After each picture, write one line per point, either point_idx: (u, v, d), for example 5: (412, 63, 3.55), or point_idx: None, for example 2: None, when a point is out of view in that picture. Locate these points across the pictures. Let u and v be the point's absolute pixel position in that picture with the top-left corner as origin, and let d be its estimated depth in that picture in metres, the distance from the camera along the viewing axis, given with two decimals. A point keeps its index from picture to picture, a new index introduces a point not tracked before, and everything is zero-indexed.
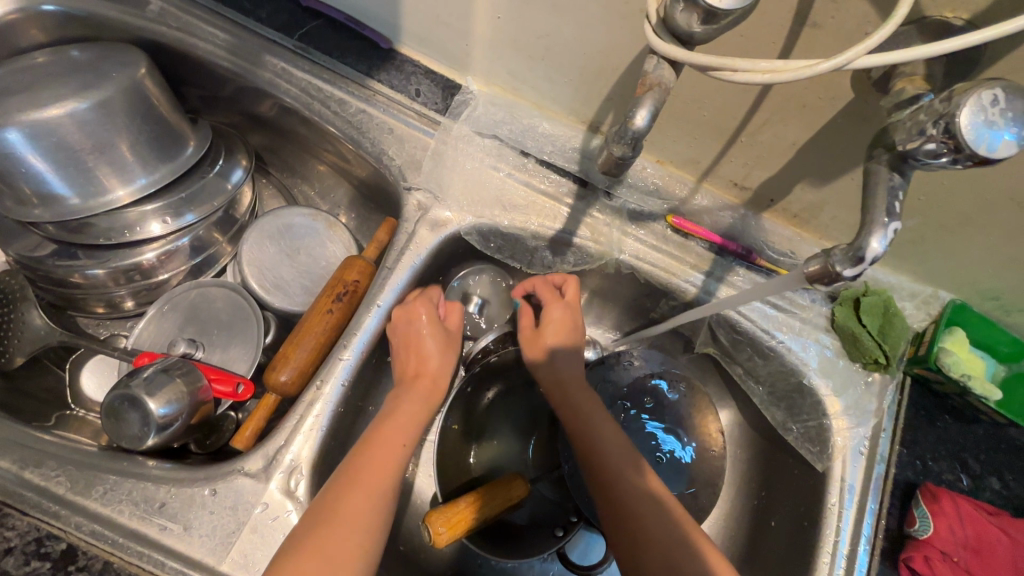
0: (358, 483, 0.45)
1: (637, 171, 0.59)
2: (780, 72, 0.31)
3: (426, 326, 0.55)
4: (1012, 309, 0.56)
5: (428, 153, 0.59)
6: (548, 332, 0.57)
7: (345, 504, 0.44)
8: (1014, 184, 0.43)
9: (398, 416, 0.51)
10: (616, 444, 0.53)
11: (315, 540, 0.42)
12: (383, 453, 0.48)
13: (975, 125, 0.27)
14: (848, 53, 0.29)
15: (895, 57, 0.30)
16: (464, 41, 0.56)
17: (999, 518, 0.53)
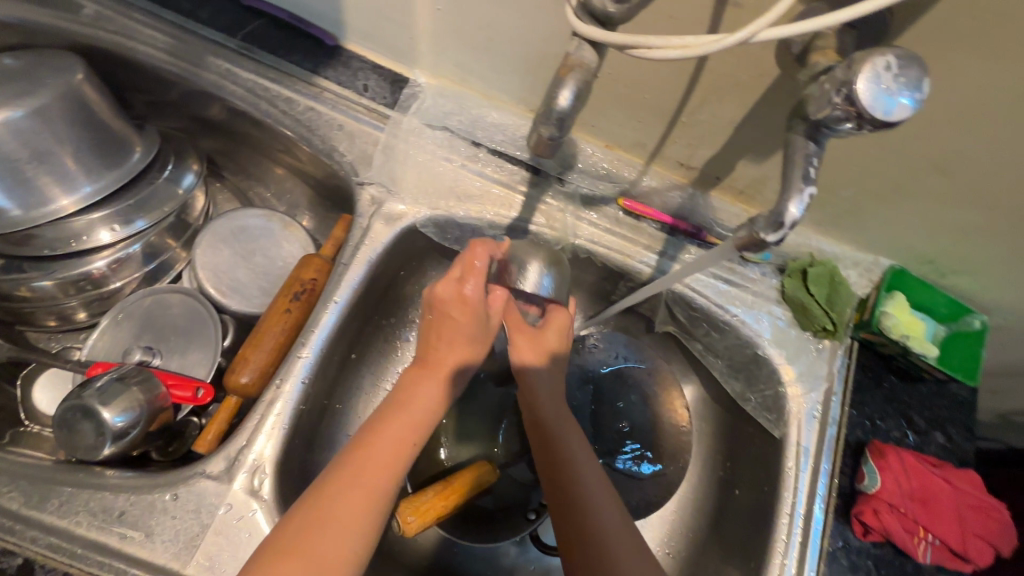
0: (354, 485, 0.42)
1: (586, 156, 0.61)
2: (694, 47, 0.32)
3: (470, 317, 0.49)
4: (946, 271, 0.59)
5: (379, 147, 0.60)
6: (550, 335, 0.54)
7: (336, 508, 0.41)
8: (935, 149, 0.45)
9: (411, 406, 0.47)
10: (587, 463, 0.50)
11: (302, 537, 0.39)
12: (387, 451, 0.44)
13: (874, 93, 0.29)
14: (751, 26, 0.31)
15: (798, 28, 0.31)
16: (408, 34, 0.56)
17: (943, 470, 0.55)
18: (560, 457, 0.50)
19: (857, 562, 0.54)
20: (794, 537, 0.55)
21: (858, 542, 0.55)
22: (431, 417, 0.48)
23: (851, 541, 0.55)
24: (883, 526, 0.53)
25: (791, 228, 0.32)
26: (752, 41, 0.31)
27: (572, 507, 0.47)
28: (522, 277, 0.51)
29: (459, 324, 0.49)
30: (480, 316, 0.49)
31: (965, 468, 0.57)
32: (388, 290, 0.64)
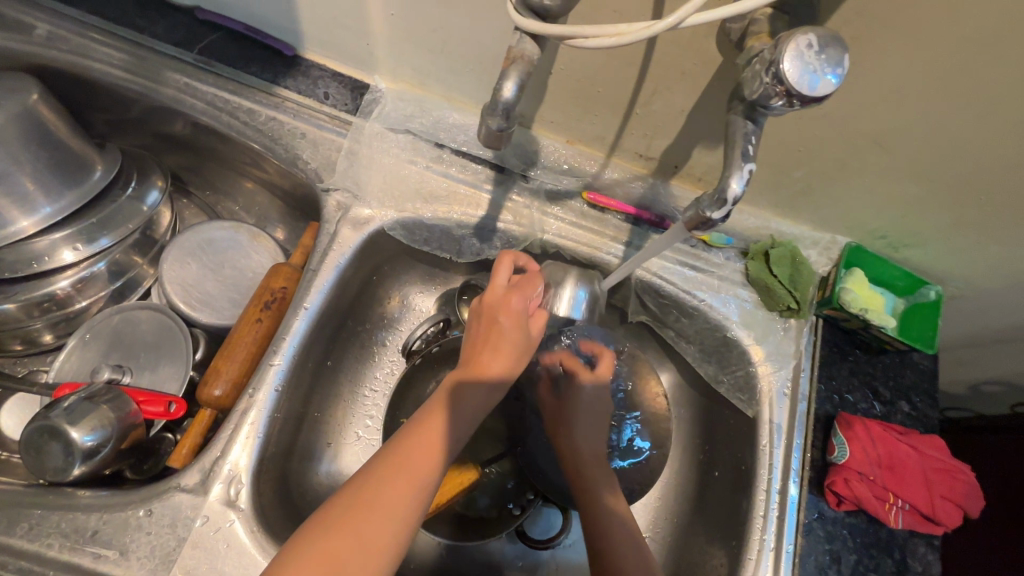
0: (399, 472, 0.43)
1: (548, 152, 0.62)
2: (627, 35, 0.33)
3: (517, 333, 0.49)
4: (899, 245, 0.61)
5: (342, 153, 0.60)
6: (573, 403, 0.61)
7: (382, 495, 0.42)
8: (876, 127, 0.47)
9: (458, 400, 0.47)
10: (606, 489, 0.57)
11: (348, 521, 0.40)
12: (431, 443, 0.44)
13: (800, 72, 0.30)
14: (679, 12, 0.32)
15: (723, 12, 0.33)
16: (365, 41, 0.57)
17: (908, 436, 0.57)
18: (586, 485, 0.57)
19: (832, 532, 0.55)
20: (772, 513, 0.56)
21: (832, 512, 0.56)
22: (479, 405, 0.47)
23: (825, 512, 0.56)
24: (853, 494, 0.54)
25: (733, 204, 0.34)
26: (681, 26, 0.33)
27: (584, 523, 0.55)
28: (560, 296, 0.57)
29: (508, 333, 0.48)
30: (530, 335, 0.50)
31: (930, 435, 0.59)
32: (360, 295, 0.65)
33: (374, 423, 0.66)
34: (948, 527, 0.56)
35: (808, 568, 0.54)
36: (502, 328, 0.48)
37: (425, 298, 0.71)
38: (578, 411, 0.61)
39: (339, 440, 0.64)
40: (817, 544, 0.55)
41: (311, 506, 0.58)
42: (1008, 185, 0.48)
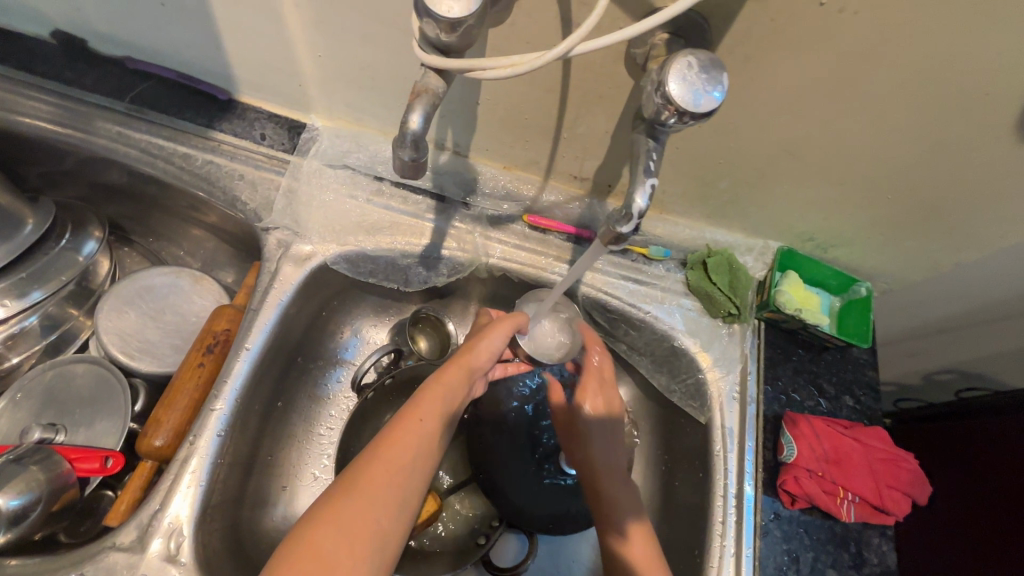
0: (377, 463, 0.47)
1: (486, 178, 0.63)
2: (523, 66, 0.35)
3: (476, 346, 0.56)
4: (827, 246, 0.64)
5: (281, 192, 0.61)
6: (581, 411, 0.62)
7: (363, 484, 0.45)
8: (781, 138, 0.50)
9: (422, 404, 0.51)
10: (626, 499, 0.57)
11: (332, 510, 0.44)
12: (404, 437, 0.48)
13: (689, 90, 0.33)
14: (564, 43, 0.35)
15: (610, 39, 0.36)
16: (297, 83, 0.58)
17: (853, 430, 0.59)
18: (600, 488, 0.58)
19: (789, 531, 0.56)
20: (730, 517, 0.57)
21: (787, 511, 0.57)
22: (441, 400, 0.52)
23: (781, 512, 0.57)
24: (804, 491, 0.55)
25: (638, 217, 0.37)
26: (571, 55, 0.36)
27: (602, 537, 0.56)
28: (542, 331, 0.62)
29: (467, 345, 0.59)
30: (489, 345, 0.56)
31: (873, 426, 0.61)
32: (307, 333, 0.64)
33: (331, 462, 0.65)
34: (898, 516, 0.57)
35: (769, 570, 0.54)
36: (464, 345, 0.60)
37: (377, 330, 0.71)
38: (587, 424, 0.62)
39: (294, 482, 0.62)
40: (775, 545, 0.55)
41: (265, 554, 0.56)
42: (908, 184, 0.51)
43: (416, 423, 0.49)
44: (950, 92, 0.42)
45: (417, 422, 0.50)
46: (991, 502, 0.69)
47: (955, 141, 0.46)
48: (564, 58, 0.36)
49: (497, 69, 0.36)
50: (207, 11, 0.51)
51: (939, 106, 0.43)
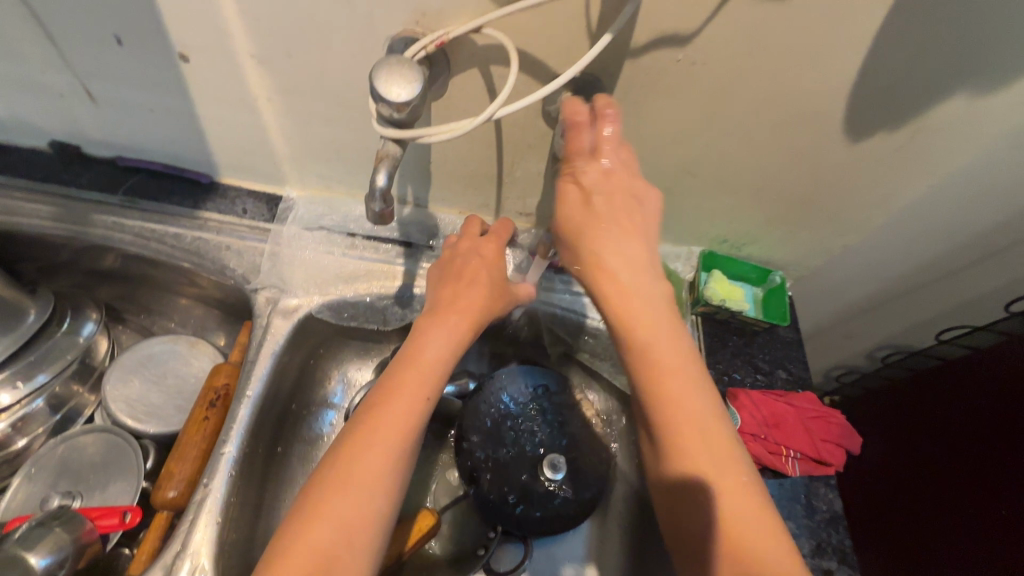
0: (368, 441, 0.46)
1: (445, 223, 0.73)
2: (460, 129, 0.45)
3: (482, 299, 0.55)
4: (740, 246, 0.76)
5: (265, 256, 0.69)
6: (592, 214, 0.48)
7: (354, 466, 0.44)
8: (677, 161, 0.61)
9: (421, 364, 0.51)
10: (698, 407, 0.45)
11: (329, 488, 0.44)
12: (399, 409, 0.47)
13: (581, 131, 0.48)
14: (489, 108, 0.45)
15: (521, 103, 0.47)
16: (272, 162, 0.68)
17: (786, 397, 0.68)
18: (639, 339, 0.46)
19: None
20: None
21: None
22: (441, 363, 0.51)
23: None
24: (751, 453, 0.64)
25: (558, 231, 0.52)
26: (496, 117, 0.46)
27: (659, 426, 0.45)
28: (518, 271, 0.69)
29: (473, 274, 0.56)
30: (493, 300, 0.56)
31: (805, 392, 0.71)
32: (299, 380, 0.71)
33: None
34: (837, 466, 0.66)
35: None
36: (466, 268, 0.57)
37: (362, 371, 0.77)
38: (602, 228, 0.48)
39: None
40: None
41: None
42: (786, 188, 0.64)
43: (420, 399, 0.49)
44: (792, 113, 0.54)
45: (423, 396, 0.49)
46: (928, 450, 0.82)
47: (809, 148, 0.58)
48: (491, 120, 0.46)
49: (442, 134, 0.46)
50: (192, 111, 0.61)
51: (787, 125, 0.55)
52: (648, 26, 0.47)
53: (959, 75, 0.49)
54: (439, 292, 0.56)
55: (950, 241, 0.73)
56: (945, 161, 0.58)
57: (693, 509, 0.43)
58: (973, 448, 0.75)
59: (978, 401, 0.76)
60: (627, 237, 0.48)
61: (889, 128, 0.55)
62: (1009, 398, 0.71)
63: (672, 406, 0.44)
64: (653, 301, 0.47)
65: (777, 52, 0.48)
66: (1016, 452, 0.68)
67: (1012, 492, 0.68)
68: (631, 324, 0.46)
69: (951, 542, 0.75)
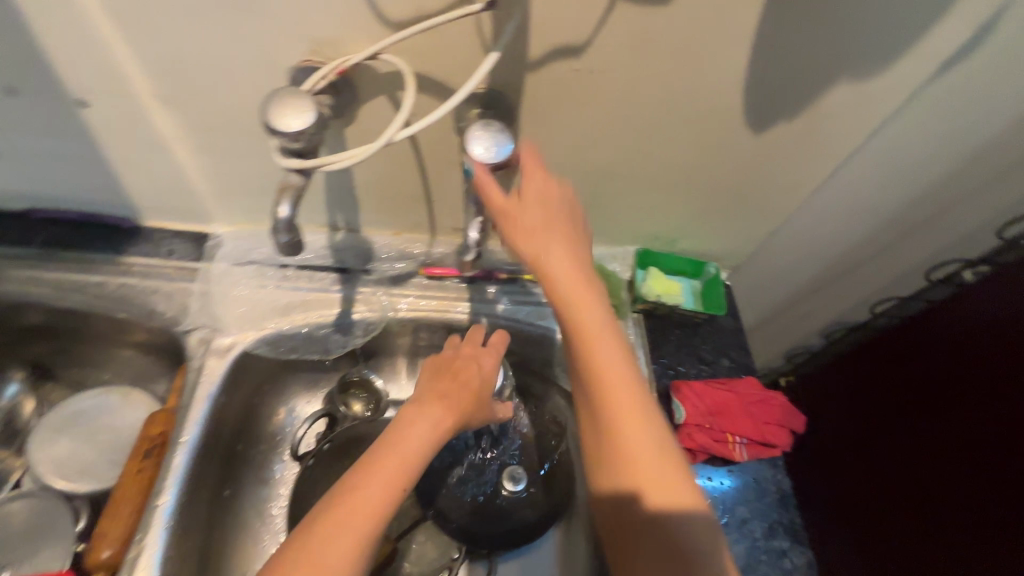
0: (342, 525, 0.44)
1: (380, 245, 0.73)
2: (359, 156, 0.44)
3: (472, 400, 0.54)
4: (672, 241, 0.77)
5: (195, 296, 0.67)
6: (547, 251, 0.48)
7: (324, 553, 0.43)
8: (596, 165, 0.63)
9: (401, 454, 0.48)
10: (662, 462, 0.48)
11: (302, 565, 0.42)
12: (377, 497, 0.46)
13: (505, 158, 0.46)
14: (387, 133, 0.44)
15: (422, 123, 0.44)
16: (194, 200, 0.66)
17: (728, 384, 0.70)
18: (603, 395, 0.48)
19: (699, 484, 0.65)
20: None
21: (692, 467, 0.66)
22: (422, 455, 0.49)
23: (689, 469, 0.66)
24: (698, 444, 0.65)
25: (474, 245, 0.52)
26: (393, 141, 0.45)
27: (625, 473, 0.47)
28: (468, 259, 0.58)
29: (462, 370, 0.55)
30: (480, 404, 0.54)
31: (748, 377, 0.72)
32: (241, 419, 0.69)
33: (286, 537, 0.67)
34: (783, 447, 0.68)
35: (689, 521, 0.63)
36: (457, 363, 0.56)
37: (310, 405, 0.76)
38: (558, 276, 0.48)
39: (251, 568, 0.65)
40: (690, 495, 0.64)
41: None
42: (705, 181, 0.66)
43: (393, 490, 0.47)
44: (693, 110, 0.56)
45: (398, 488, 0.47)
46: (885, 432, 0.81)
47: (717, 143, 0.60)
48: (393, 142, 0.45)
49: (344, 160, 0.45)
50: (100, 156, 0.59)
51: (692, 121, 0.57)
52: (541, 39, 0.48)
53: (839, 62, 0.52)
54: (428, 378, 0.55)
55: (867, 217, 0.76)
56: (845, 144, 0.61)
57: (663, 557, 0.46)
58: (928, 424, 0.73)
59: (926, 377, 0.75)
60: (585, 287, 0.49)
61: (787, 117, 0.57)
62: (960, 372, 0.70)
63: (637, 459, 0.47)
64: (614, 356, 0.49)
65: (666, 55, 0.50)
66: None
67: (969, 467, 0.67)
68: (600, 381, 0.48)
69: (919, 523, 0.74)
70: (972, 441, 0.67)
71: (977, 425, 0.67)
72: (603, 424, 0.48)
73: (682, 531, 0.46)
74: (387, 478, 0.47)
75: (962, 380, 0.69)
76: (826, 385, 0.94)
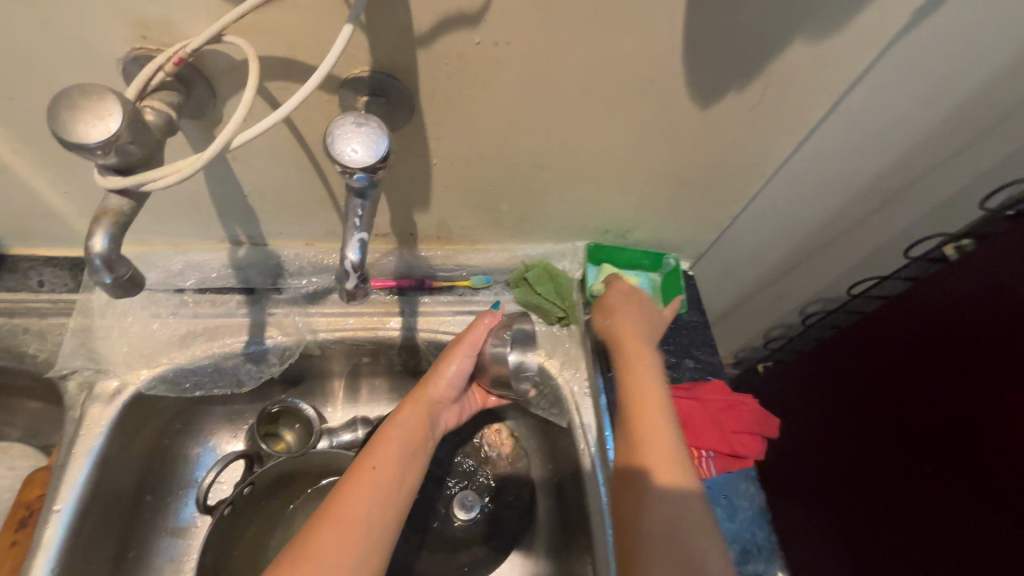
0: (326, 512, 0.44)
1: (292, 259, 0.64)
2: (188, 167, 0.35)
3: (439, 374, 0.56)
4: (625, 233, 0.69)
5: (73, 332, 0.58)
6: (619, 297, 0.61)
7: (313, 542, 0.42)
8: (524, 155, 0.54)
9: (376, 441, 0.50)
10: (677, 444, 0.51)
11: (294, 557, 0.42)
12: (358, 481, 0.47)
13: (371, 152, 0.36)
14: (219, 135, 0.35)
15: (264, 124, 0.36)
16: (59, 222, 0.56)
17: (690, 391, 0.63)
18: (635, 384, 0.54)
19: None
20: (605, 506, 0.58)
21: None
22: (408, 438, 0.51)
23: None
24: None
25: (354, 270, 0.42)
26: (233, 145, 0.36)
27: (636, 447, 0.51)
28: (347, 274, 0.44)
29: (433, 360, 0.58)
30: (448, 371, 0.56)
31: (714, 379, 0.65)
32: (147, 467, 0.61)
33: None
34: (754, 456, 0.62)
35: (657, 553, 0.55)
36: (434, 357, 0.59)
37: (235, 441, 0.67)
38: (621, 306, 0.61)
39: None
40: None
41: None
42: (654, 163, 0.57)
43: (372, 470, 0.47)
44: (626, 84, 0.47)
45: (372, 469, 0.48)
46: (878, 412, 0.77)
47: (660, 121, 0.52)
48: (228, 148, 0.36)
49: (167, 178, 0.35)
50: None
51: (627, 99, 0.49)
52: (426, 6, 0.39)
53: (793, 19, 0.44)
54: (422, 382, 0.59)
55: (838, 191, 0.68)
56: (808, 114, 0.53)
57: (666, 527, 0.47)
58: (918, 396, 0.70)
59: (912, 347, 0.72)
60: (643, 318, 0.60)
61: (736, 89, 0.49)
62: (946, 345, 0.67)
63: (652, 434, 0.51)
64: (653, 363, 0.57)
65: (582, 18, 0.41)
66: (952, 394, 0.66)
67: (971, 447, 0.63)
68: (638, 371, 0.55)
69: (929, 517, 0.68)
70: (970, 419, 0.63)
71: (973, 405, 0.63)
72: (629, 400, 0.54)
73: (684, 502, 0.48)
74: (365, 463, 0.48)
75: (958, 358, 0.65)
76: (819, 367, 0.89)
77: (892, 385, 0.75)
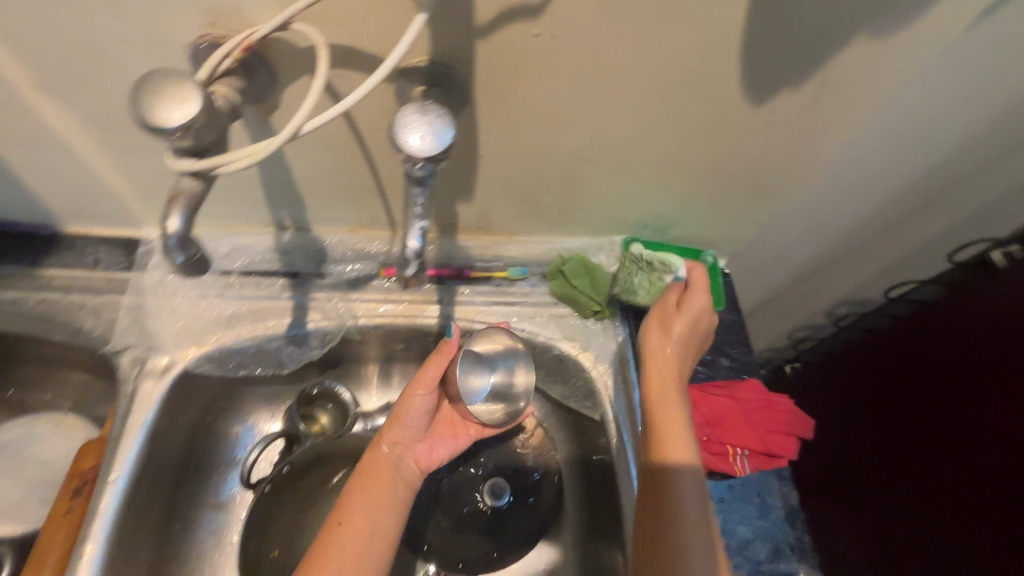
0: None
1: (334, 245, 0.65)
2: (259, 153, 0.36)
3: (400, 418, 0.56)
4: (664, 229, 0.69)
5: (125, 310, 0.60)
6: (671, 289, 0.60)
7: None
8: (570, 148, 0.54)
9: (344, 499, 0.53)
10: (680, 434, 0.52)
11: None
12: (326, 543, 0.50)
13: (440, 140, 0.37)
14: (292, 123, 0.36)
15: (333, 112, 0.37)
16: (115, 203, 0.58)
17: (726, 389, 0.63)
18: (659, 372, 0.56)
19: None
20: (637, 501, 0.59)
21: None
22: (370, 492, 0.53)
23: None
24: None
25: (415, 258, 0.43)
26: (304, 132, 0.36)
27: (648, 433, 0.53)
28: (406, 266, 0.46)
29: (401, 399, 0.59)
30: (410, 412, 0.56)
31: (749, 379, 0.65)
32: (190, 444, 0.63)
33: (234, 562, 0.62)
34: (789, 458, 0.61)
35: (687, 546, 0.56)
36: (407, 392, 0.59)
37: (273, 421, 0.68)
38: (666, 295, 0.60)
39: None
40: None
41: None
42: (699, 160, 0.57)
43: (339, 530, 0.50)
44: (680, 79, 0.47)
45: (338, 528, 0.51)
46: (905, 420, 0.77)
47: (709, 117, 0.51)
48: (299, 135, 0.37)
49: (239, 162, 0.36)
50: None
51: (678, 94, 0.48)
52: None
53: (854, 17, 0.43)
54: None
55: (881, 193, 0.67)
56: (861, 113, 0.52)
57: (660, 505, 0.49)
58: (957, 404, 0.69)
59: (952, 353, 0.70)
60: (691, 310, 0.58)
61: (790, 86, 0.49)
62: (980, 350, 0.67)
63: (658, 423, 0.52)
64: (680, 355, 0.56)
65: (641, 12, 0.41)
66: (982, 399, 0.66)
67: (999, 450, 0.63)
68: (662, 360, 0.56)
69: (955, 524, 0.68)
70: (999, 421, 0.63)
71: (1004, 408, 0.63)
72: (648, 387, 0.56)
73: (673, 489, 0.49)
74: (332, 524, 0.51)
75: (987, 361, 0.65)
76: (855, 370, 0.87)
77: (923, 391, 0.74)
